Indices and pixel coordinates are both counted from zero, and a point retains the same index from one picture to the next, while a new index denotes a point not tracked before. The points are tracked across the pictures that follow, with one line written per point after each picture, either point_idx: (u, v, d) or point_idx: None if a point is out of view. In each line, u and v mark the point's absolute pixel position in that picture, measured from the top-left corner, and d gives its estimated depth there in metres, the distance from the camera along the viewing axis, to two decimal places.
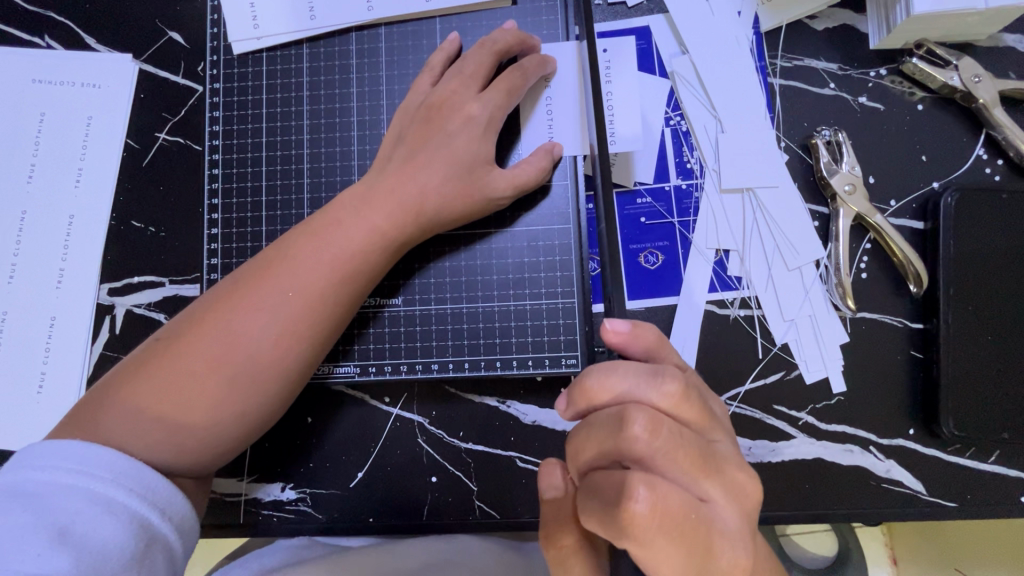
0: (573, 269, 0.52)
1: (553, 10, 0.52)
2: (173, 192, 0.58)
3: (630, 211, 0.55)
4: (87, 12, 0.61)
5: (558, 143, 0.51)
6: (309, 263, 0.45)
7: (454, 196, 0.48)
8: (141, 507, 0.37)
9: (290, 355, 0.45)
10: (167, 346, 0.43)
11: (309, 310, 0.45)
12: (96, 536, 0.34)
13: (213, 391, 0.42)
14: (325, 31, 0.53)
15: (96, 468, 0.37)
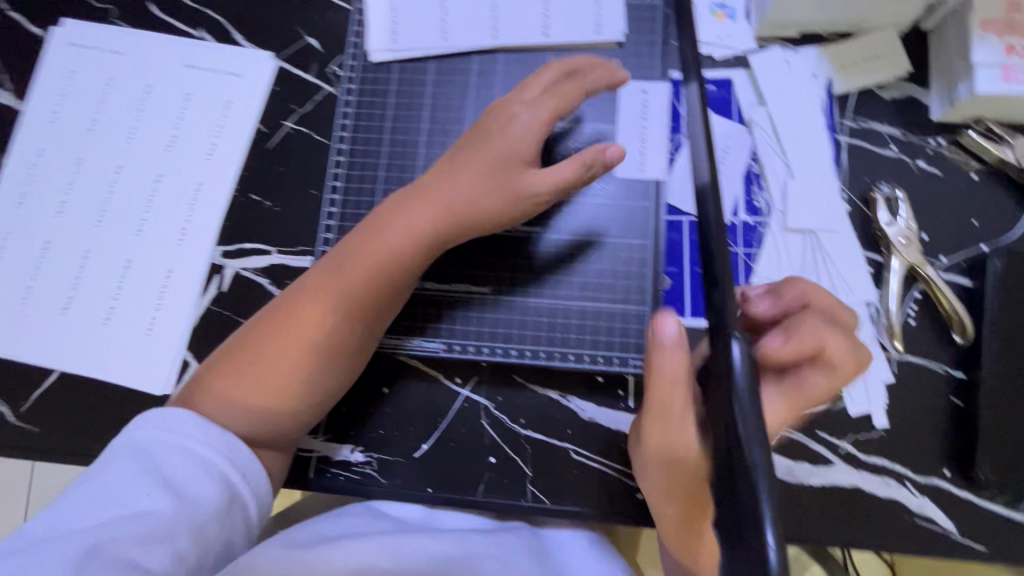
0: (647, 280, 0.58)
1: (653, 53, 0.59)
2: (291, 173, 0.66)
3: (699, 237, 0.60)
4: (239, 12, 0.70)
5: (647, 165, 0.57)
6: (383, 259, 0.53)
7: (516, 202, 0.55)
8: (231, 472, 0.48)
9: (353, 335, 0.54)
10: (256, 333, 0.53)
11: (361, 293, 0.53)
12: (193, 488, 0.45)
13: (295, 379, 0.52)
14: (452, 53, 0.60)
15: (198, 432, 0.48)
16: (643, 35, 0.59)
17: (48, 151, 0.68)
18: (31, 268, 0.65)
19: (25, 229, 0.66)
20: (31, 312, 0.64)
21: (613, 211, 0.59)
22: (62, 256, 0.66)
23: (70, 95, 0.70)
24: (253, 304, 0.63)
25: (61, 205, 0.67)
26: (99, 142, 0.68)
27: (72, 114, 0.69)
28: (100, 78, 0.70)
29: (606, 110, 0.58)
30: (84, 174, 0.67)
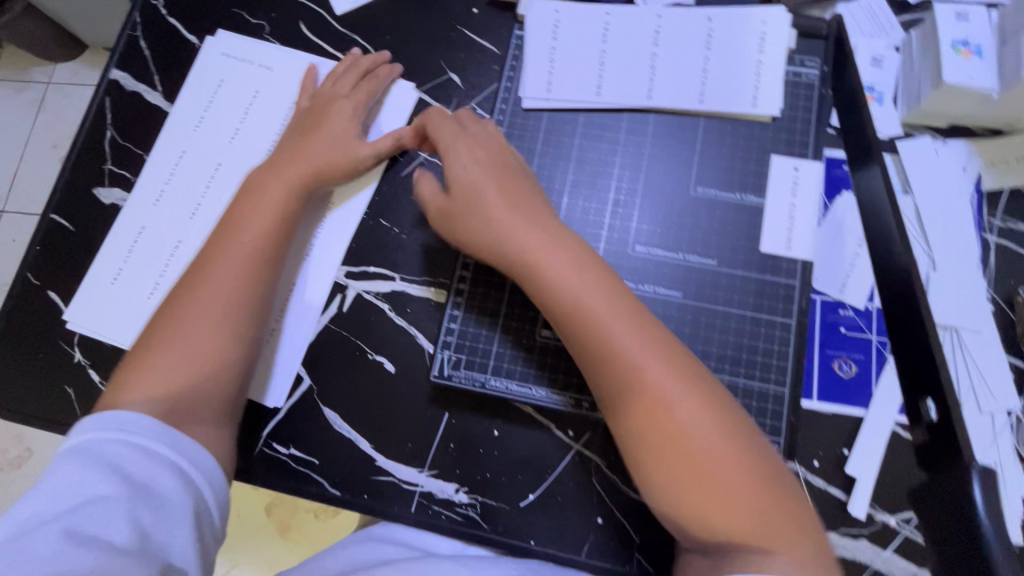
0: (789, 359, 0.53)
1: (806, 131, 0.58)
2: (422, 203, 0.67)
3: (831, 319, 0.59)
4: (386, 42, 0.73)
5: (794, 243, 0.55)
6: (264, 216, 0.60)
7: (523, 206, 0.54)
8: (185, 462, 0.47)
9: (249, 296, 0.57)
10: (191, 303, 0.55)
11: (260, 246, 0.58)
12: (142, 471, 0.44)
13: (199, 311, 0.54)
14: (604, 108, 0.60)
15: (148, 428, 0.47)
16: (798, 111, 0.59)
17: (191, 154, 0.70)
18: (160, 265, 0.67)
19: (160, 226, 0.68)
20: (155, 309, 0.65)
21: (759, 281, 0.55)
22: (190, 257, 0.67)
23: (217, 102, 0.72)
24: (371, 328, 0.64)
25: (196, 208, 0.68)
26: (239, 150, 0.70)
27: (217, 121, 0.72)
28: (248, 90, 0.72)
29: (755, 181, 0.57)
30: (222, 179, 0.69)
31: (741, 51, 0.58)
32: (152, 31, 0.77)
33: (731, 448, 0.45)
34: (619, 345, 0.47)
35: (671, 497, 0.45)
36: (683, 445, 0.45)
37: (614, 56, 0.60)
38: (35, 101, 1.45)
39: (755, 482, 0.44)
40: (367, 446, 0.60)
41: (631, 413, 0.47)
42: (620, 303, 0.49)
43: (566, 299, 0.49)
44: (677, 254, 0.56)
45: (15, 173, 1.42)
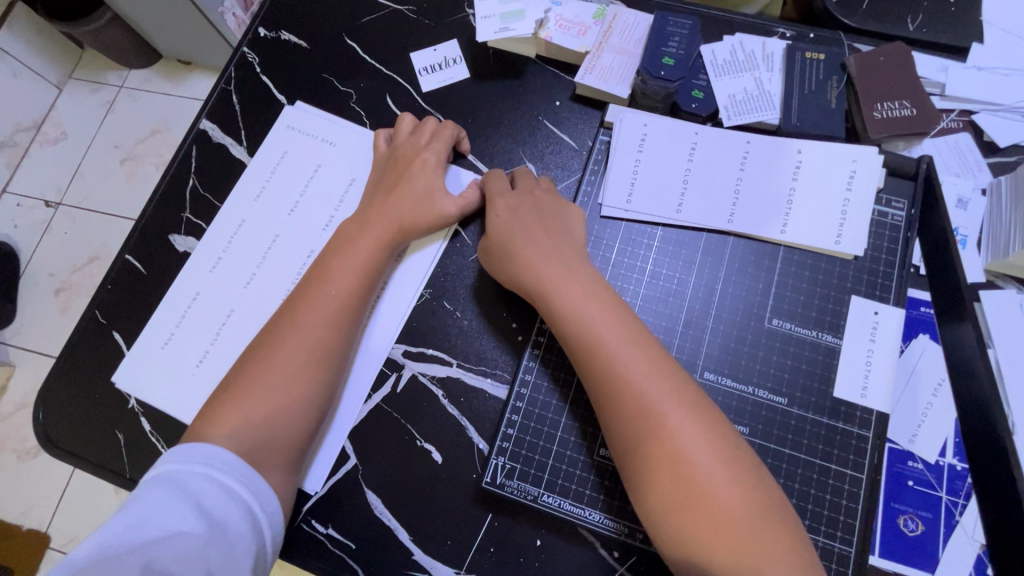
0: (858, 517, 0.51)
1: (890, 275, 0.57)
2: (486, 290, 0.66)
3: (899, 469, 0.57)
4: (467, 123, 0.72)
5: (870, 392, 0.54)
6: (354, 265, 0.62)
7: (566, 259, 0.58)
8: (251, 498, 0.50)
9: (336, 344, 0.59)
10: (277, 349, 0.58)
11: (347, 301, 0.61)
12: (215, 505, 0.48)
13: (289, 355, 0.57)
14: (683, 225, 0.60)
15: (217, 461, 0.51)
16: (883, 253, 0.58)
17: (249, 224, 0.72)
18: (210, 334, 0.68)
19: (214, 293, 0.70)
20: (203, 378, 0.67)
21: (828, 428, 0.53)
22: (241, 329, 0.68)
23: (279, 173, 0.74)
24: (423, 414, 0.63)
25: (250, 278, 0.70)
26: (296, 224, 0.72)
27: (277, 191, 0.73)
28: (308, 164, 0.74)
29: (832, 320, 0.56)
30: (275, 253, 0.71)
31: (830, 187, 0.59)
32: (245, 86, 0.78)
33: (718, 463, 0.48)
34: (615, 362, 0.52)
35: (662, 511, 0.47)
36: (673, 461, 0.48)
37: (698, 175, 0.61)
38: (106, 101, 1.38)
39: (740, 497, 0.47)
40: (406, 537, 0.59)
41: (617, 423, 0.50)
42: (626, 326, 0.54)
43: (571, 315, 0.55)
44: (747, 387, 0.55)
45: (82, 159, 1.36)
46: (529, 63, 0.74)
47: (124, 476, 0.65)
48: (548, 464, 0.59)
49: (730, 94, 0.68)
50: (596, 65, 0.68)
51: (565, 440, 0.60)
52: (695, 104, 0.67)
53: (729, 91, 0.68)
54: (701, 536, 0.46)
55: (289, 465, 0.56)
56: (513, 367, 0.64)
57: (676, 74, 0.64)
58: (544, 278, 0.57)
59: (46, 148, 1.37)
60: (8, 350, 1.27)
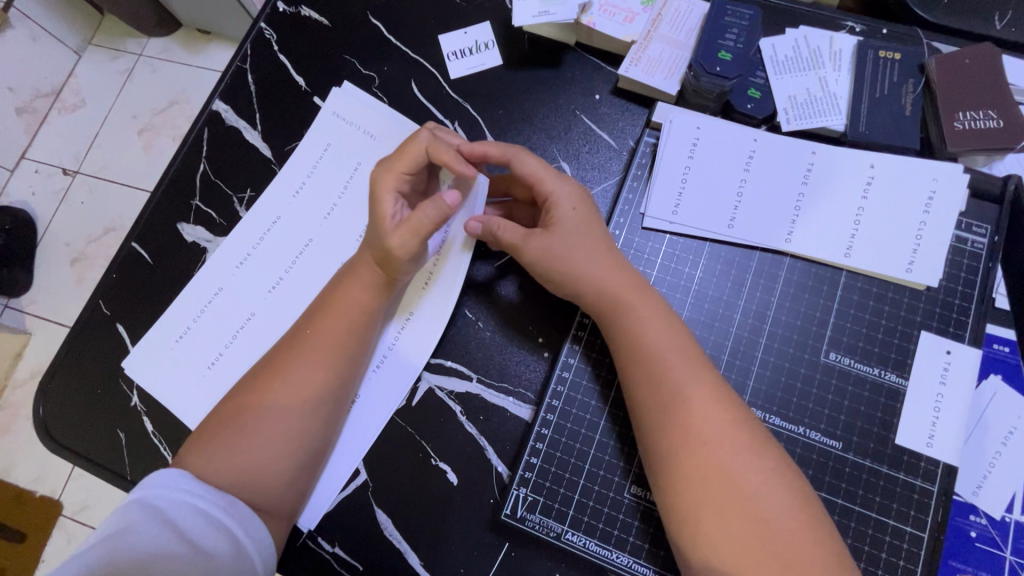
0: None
1: (966, 313, 0.53)
2: (512, 301, 0.61)
3: (958, 523, 0.52)
4: (498, 115, 0.67)
5: (937, 439, 0.51)
6: (340, 315, 0.56)
7: (619, 273, 0.54)
8: (238, 531, 0.48)
9: (311, 401, 0.53)
10: (250, 399, 0.53)
11: (337, 350, 0.55)
12: (200, 534, 0.46)
13: (262, 409, 0.53)
14: (734, 242, 0.57)
15: (201, 491, 0.48)
16: (959, 284, 0.54)
17: (284, 224, 0.67)
18: (225, 337, 0.65)
19: (237, 293, 0.66)
20: (214, 382, 0.63)
21: (883, 479, 0.50)
22: (262, 333, 0.65)
23: (321, 170, 0.68)
24: (439, 430, 0.59)
25: (276, 283, 0.66)
26: (333, 230, 0.67)
27: (316, 191, 0.68)
28: (349, 163, 0.68)
29: (896, 358, 0.53)
30: (309, 259, 0.66)
31: (902, 209, 0.55)
32: (261, 65, 0.73)
33: (785, 506, 0.44)
34: (680, 389, 0.48)
35: (720, 551, 0.44)
36: (737, 499, 0.44)
37: (755, 189, 0.57)
38: (125, 69, 1.22)
39: (806, 548, 0.43)
40: (416, 563, 0.56)
41: (677, 455, 0.47)
42: (680, 338, 0.51)
43: (636, 336, 0.51)
44: (798, 428, 0.52)
45: (100, 126, 1.22)
46: (567, 51, 0.67)
47: (124, 477, 0.62)
48: (573, 498, 0.56)
49: (790, 94, 0.60)
50: (642, 56, 0.62)
51: (593, 472, 0.56)
52: (751, 106, 0.60)
53: (790, 91, 0.60)
54: None
55: (283, 513, 0.53)
56: (540, 387, 0.59)
57: (733, 71, 0.57)
58: (609, 293, 0.53)
59: (65, 116, 1.23)
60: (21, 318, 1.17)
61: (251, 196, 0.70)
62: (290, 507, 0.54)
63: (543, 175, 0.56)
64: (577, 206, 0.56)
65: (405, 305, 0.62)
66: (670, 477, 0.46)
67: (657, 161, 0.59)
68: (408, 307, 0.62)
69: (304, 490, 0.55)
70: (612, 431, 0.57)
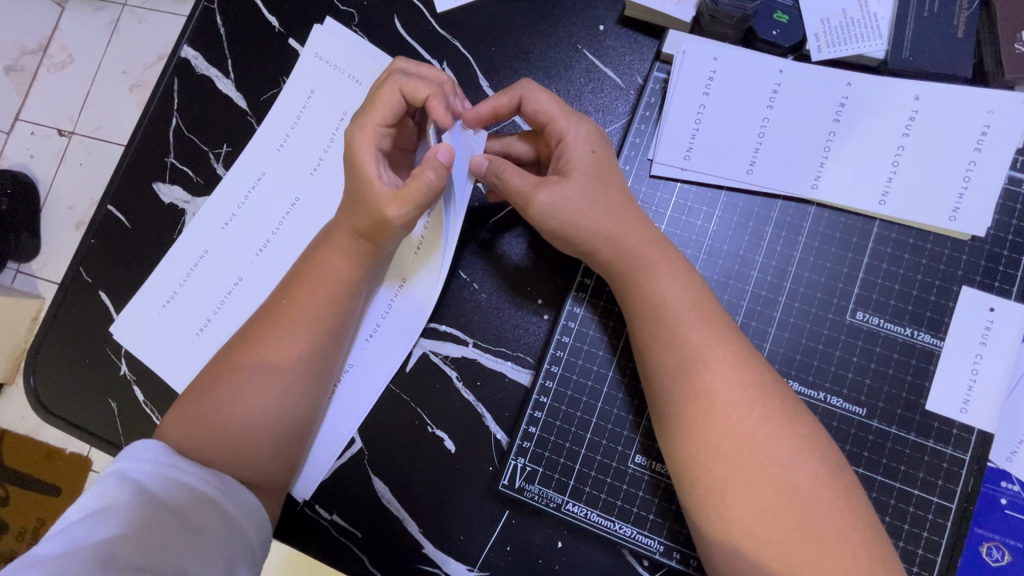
0: (939, 551, 0.45)
1: (1014, 266, 0.48)
2: (509, 263, 0.57)
3: (989, 490, 0.49)
4: (491, 53, 0.60)
5: (971, 405, 0.46)
6: (318, 285, 0.52)
7: (630, 227, 0.49)
8: (226, 501, 0.47)
9: (292, 370, 0.51)
10: (233, 371, 0.51)
11: (316, 323, 0.52)
12: (184, 504, 0.45)
13: (245, 379, 0.50)
14: (754, 190, 0.51)
15: (185, 464, 0.47)
16: (1008, 234, 0.48)
17: (268, 180, 0.62)
18: (213, 302, 0.62)
19: (223, 256, 0.62)
20: (203, 349, 0.61)
21: (911, 449, 0.47)
22: (250, 298, 0.61)
23: (305, 121, 0.63)
24: (434, 397, 0.56)
25: (263, 246, 0.62)
26: (318, 188, 0.62)
27: (300, 147, 0.62)
28: (334, 112, 0.62)
29: (932, 317, 0.48)
30: (294, 220, 0.62)
31: (949, 149, 0.49)
32: (229, 5, 0.66)
33: (813, 475, 0.41)
34: (698, 352, 0.44)
35: (746, 526, 0.40)
36: (762, 469, 0.41)
37: (778, 129, 0.51)
38: (110, 21, 0.95)
39: (833, 517, 0.40)
40: (416, 531, 0.55)
41: (694, 425, 0.43)
42: (700, 298, 0.47)
43: (649, 296, 0.47)
44: (817, 394, 0.48)
45: (93, 82, 0.95)
46: None
47: (120, 446, 0.61)
48: (574, 468, 0.53)
49: (823, 17, 0.52)
50: None
51: (595, 440, 0.53)
52: (777, 32, 0.52)
53: (824, 12, 0.52)
54: (791, 558, 0.39)
55: (276, 483, 0.52)
56: (541, 352, 0.56)
57: None
58: (621, 249, 0.48)
59: (54, 75, 0.98)
60: (32, 283, 0.95)
61: (228, 151, 0.65)
62: (282, 477, 0.52)
63: (557, 114, 0.50)
64: (596, 149, 0.50)
65: (397, 271, 0.58)
66: (688, 449, 0.43)
67: (668, 100, 0.53)
68: (401, 272, 0.58)
69: (294, 463, 0.53)
70: (616, 398, 0.54)
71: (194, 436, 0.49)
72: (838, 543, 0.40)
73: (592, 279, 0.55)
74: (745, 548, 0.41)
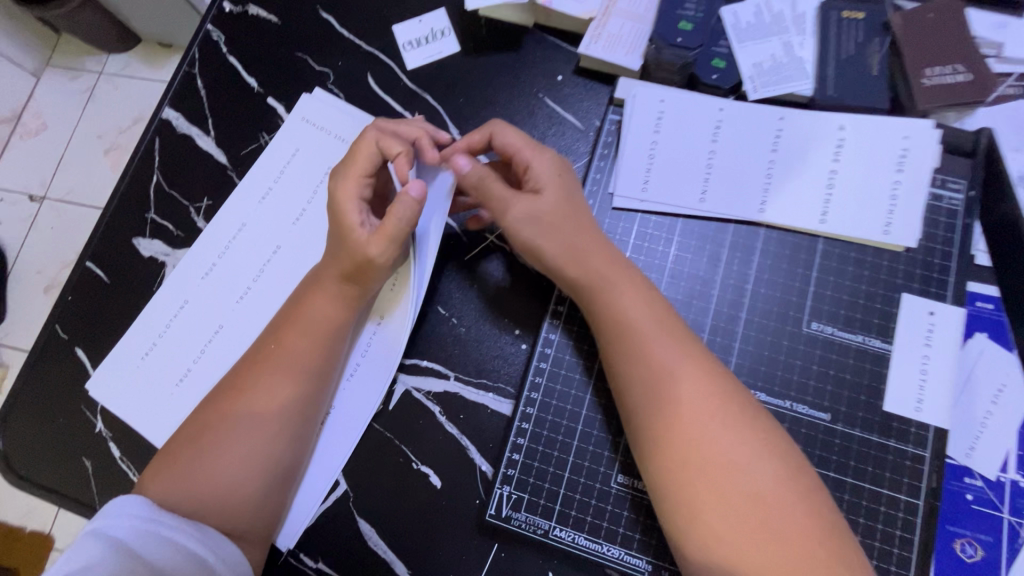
0: (912, 548, 0.46)
1: (943, 271, 0.52)
2: (486, 297, 0.59)
3: (954, 487, 0.50)
4: (459, 104, 0.64)
5: (925, 404, 0.49)
6: (308, 328, 0.53)
7: (596, 250, 0.52)
8: (210, 555, 0.46)
9: (279, 411, 0.51)
10: (218, 417, 0.51)
11: (305, 365, 0.53)
12: (165, 559, 0.44)
13: (230, 424, 0.51)
14: (708, 216, 0.55)
15: (168, 518, 0.46)
16: (938, 244, 0.53)
17: (250, 229, 0.64)
18: (194, 351, 0.62)
19: (203, 306, 0.63)
20: (182, 400, 0.61)
21: (877, 451, 0.49)
22: (231, 346, 0.62)
23: (291, 173, 0.65)
24: (418, 433, 0.57)
25: (244, 293, 0.63)
26: (299, 235, 0.64)
27: (283, 198, 0.65)
28: (319, 166, 0.65)
29: (880, 323, 0.52)
30: (276, 266, 0.64)
31: (875, 170, 0.54)
32: (209, 70, 0.70)
33: (779, 478, 0.43)
34: (664, 361, 0.47)
35: (715, 532, 0.42)
36: (728, 476, 0.43)
37: (723, 159, 0.56)
38: (86, 89, 0.99)
39: (799, 521, 0.42)
40: (404, 573, 0.54)
41: (661, 434, 0.45)
42: (663, 314, 0.49)
43: (615, 313, 0.49)
44: (784, 402, 0.50)
45: (67, 147, 0.97)
46: (527, 34, 0.65)
47: (93, 507, 0.59)
48: (558, 492, 0.54)
49: (755, 62, 0.58)
50: (602, 32, 0.59)
51: (578, 463, 0.54)
52: (717, 76, 0.58)
53: (755, 59, 0.58)
54: (760, 562, 0.40)
55: (260, 532, 0.51)
56: (521, 380, 0.57)
57: (695, 41, 0.56)
58: (587, 272, 0.51)
59: (28, 142, 1.00)
60: None
61: (209, 205, 0.67)
62: (267, 527, 0.51)
63: (523, 145, 0.54)
64: (558, 173, 0.54)
65: (377, 309, 0.59)
66: (659, 458, 0.45)
67: (623, 137, 0.57)
68: (380, 310, 0.59)
69: (279, 510, 0.53)
70: (595, 420, 0.55)
71: (176, 485, 0.49)
72: (811, 546, 0.41)
73: (566, 306, 0.58)
74: (716, 556, 0.42)
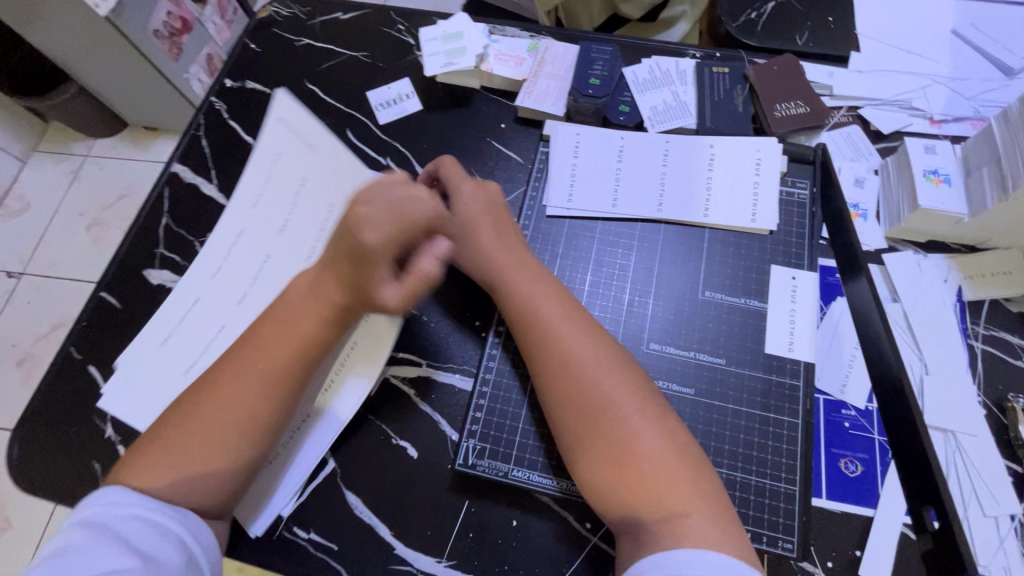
0: (798, 460, 0.58)
1: (800, 247, 0.68)
2: (450, 296, 0.72)
3: (833, 418, 0.62)
4: (422, 148, 0.80)
5: (796, 345, 0.63)
6: (289, 330, 0.57)
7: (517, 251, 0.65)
8: (187, 534, 0.50)
9: (256, 404, 0.55)
10: (194, 407, 0.55)
11: (284, 364, 0.56)
12: (146, 538, 0.48)
13: (206, 415, 0.54)
14: (620, 217, 0.70)
15: (148, 502, 0.50)
16: (794, 227, 0.69)
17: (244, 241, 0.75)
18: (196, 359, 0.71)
19: (204, 313, 0.72)
20: None
21: (765, 387, 0.61)
22: None
23: (274, 189, 0.76)
24: (396, 411, 0.66)
25: (240, 298, 0.73)
26: (285, 244, 0.75)
27: (269, 213, 0.76)
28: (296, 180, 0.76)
29: (757, 287, 0.66)
30: (266, 272, 0.74)
31: (741, 174, 0.70)
32: (213, 131, 0.85)
33: (656, 427, 0.53)
34: (564, 337, 0.58)
35: (592, 472, 0.53)
36: (610, 426, 0.53)
37: (628, 173, 0.72)
38: None
39: (671, 462, 0.51)
40: (387, 534, 0.61)
41: (561, 395, 0.56)
42: (567, 301, 0.61)
43: (526, 299, 0.61)
44: (689, 353, 0.63)
45: None
46: (474, 93, 0.82)
47: None
48: (515, 441, 0.63)
49: (651, 106, 0.76)
50: (532, 89, 0.77)
51: (529, 416, 0.64)
52: (623, 117, 0.75)
53: (651, 103, 0.76)
54: (628, 494, 0.51)
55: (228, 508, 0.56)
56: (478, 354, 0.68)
57: (602, 91, 0.73)
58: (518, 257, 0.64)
59: None
60: None
61: None
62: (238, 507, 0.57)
63: (457, 177, 0.69)
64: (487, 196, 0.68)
65: None
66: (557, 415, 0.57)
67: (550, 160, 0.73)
68: None
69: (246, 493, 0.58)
70: None
71: (148, 466, 0.52)
72: (682, 477, 0.51)
73: None
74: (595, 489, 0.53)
